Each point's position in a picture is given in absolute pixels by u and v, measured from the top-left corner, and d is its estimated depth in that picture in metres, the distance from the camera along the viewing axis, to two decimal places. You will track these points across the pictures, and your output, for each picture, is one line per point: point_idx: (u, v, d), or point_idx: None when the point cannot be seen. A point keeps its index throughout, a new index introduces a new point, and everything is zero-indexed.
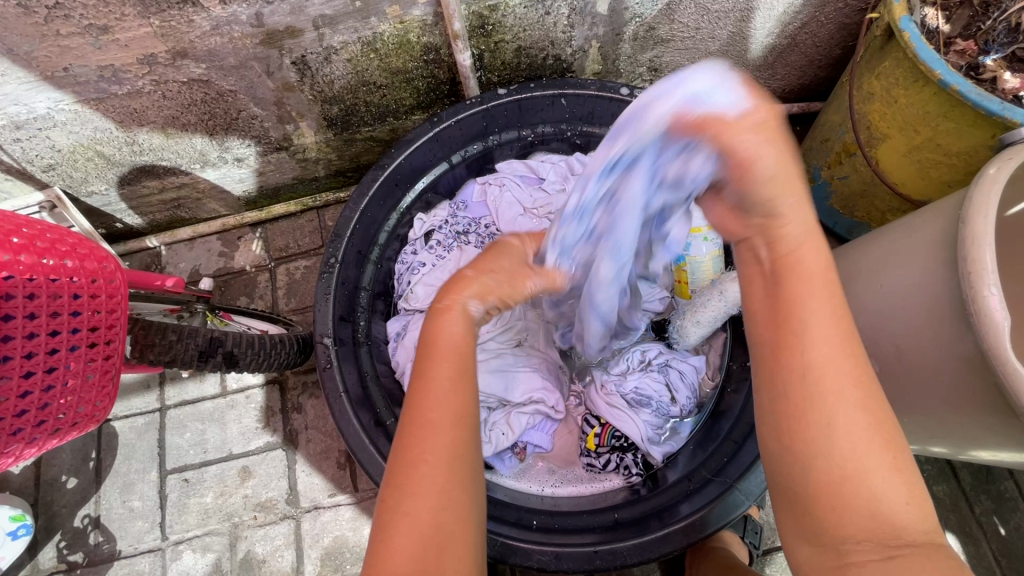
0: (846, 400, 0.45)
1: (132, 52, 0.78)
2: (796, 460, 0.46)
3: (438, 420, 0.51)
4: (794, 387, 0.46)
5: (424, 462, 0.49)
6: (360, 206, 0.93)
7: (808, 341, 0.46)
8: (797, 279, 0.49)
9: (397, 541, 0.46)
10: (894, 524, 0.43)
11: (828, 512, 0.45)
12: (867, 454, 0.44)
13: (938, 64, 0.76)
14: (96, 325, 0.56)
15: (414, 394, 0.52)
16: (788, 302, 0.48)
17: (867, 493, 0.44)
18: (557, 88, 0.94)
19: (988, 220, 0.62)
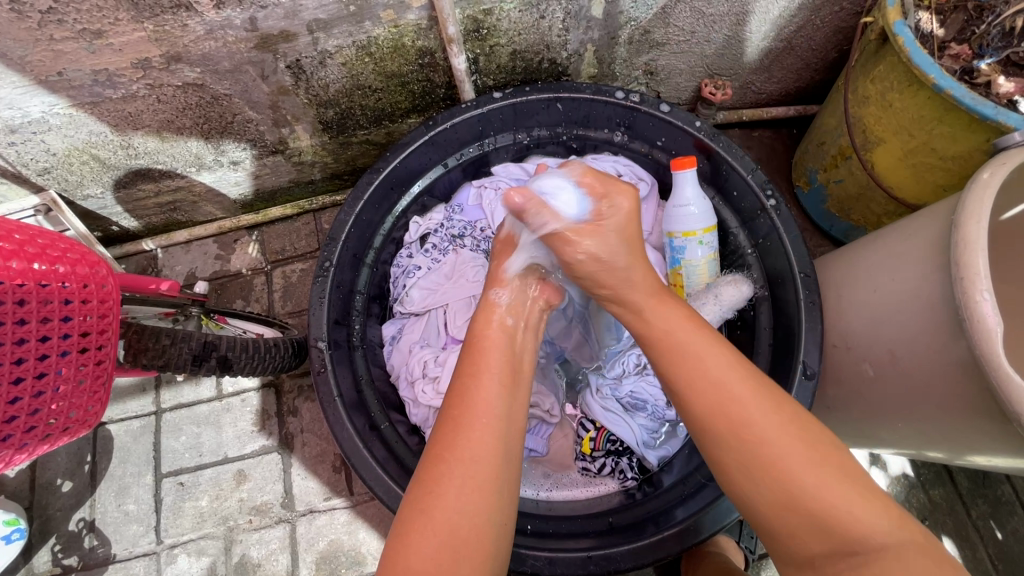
0: (768, 428, 0.54)
1: (127, 56, 0.78)
2: (750, 493, 0.54)
3: (470, 426, 0.56)
4: (723, 429, 0.55)
5: (449, 465, 0.54)
6: (354, 210, 0.93)
7: (725, 388, 0.57)
8: (683, 345, 0.61)
9: (417, 538, 0.51)
10: (860, 532, 0.49)
11: (796, 531, 0.52)
12: (814, 474, 0.52)
13: (932, 68, 0.76)
14: (88, 330, 0.56)
15: (450, 402, 0.58)
16: (695, 363, 0.59)
17: (822, 503, 0.51)
18: (553, 92, 0.94)
19: (980, 224, 0.62)
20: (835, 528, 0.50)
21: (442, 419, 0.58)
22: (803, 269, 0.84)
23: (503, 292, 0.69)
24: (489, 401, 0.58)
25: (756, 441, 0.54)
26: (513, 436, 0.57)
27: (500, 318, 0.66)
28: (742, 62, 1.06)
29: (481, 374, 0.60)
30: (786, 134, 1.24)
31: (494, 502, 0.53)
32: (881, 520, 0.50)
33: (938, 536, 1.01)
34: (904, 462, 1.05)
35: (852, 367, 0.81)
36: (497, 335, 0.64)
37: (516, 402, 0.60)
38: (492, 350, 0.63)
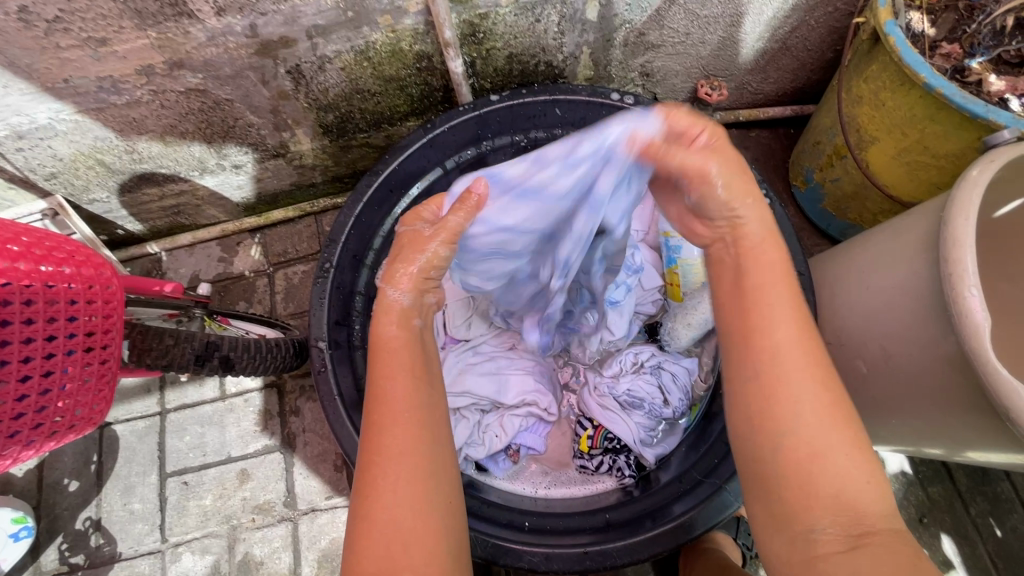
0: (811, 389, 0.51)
1: (131, 63, 0.79)
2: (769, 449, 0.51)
3: (392, 423, 0.55)
4: (762, 381, 0.52)
5: (379, 467, 0.53)
6: (354, 212, 0.95)
7: (776, 342, 0.52)
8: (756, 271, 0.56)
9: (364, 545, 0.50)
10: (861, 511, 0.48)
11: (802, 503, 0.49)
12: (839, 445, 0.50)
13: (923, 67, 0.77)
14: (93, 330, 0.58)
15: (375, 396, 0.56)
16: (761, 307, 0.54)
17: (834, 480, 0.49)
18: (551, 94, 0.96)
19: (967, 221, 0.62)
20: (843, 502, 0.48)
21: (367, 419, 0.56)
22: (797, 268, 0.85)
23: (403, 290, 0.62)
24: (407, 399, 0.56)
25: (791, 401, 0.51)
26: (434, 426, 0.56)
27: (401, 318, 0.62)
28: (737, 63, 1.07)
29: (396, 374, 0.57)
30: (782, 134, 1.24)
31: (431, 494, 0.53)
32: (879, 505, 0.48)
33: (936, 534, 1.02)
34: (902, 460, 1.05)
35: (846, 363, 0.82)
36: (401, 334, 0.61)
37: (429, 392, 0.58)
38: (403, 345, 0.60)
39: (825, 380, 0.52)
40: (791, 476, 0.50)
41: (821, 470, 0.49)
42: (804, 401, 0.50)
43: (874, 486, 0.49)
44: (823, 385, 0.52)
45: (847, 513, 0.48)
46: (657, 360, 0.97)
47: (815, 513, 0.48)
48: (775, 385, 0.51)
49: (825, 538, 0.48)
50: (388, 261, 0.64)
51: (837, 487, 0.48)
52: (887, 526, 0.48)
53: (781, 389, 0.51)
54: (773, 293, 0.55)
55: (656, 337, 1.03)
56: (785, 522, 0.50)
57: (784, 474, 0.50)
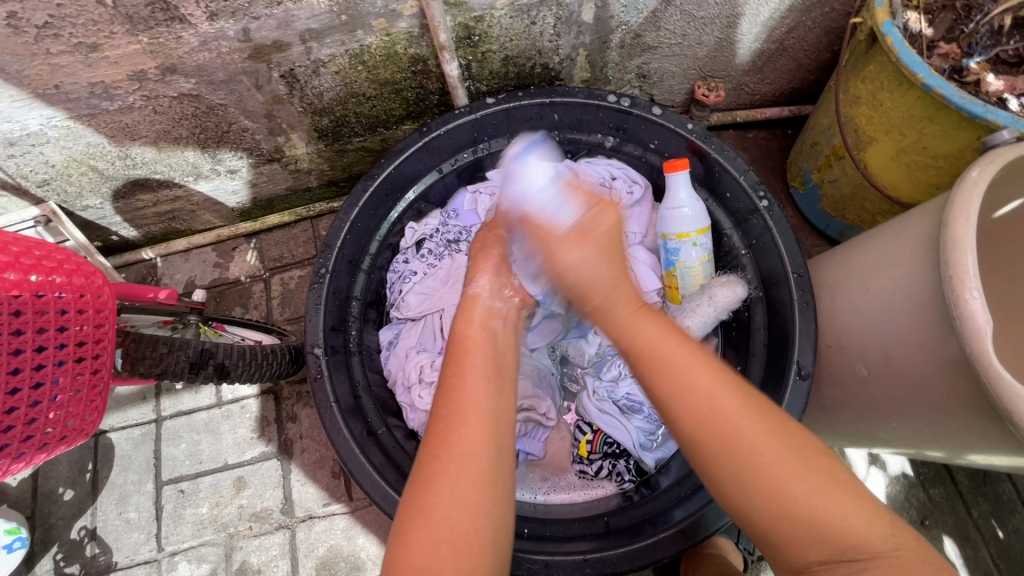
0: (739, 425, 0.52)
1: (122, 69, 0.79)
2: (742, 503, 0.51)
3: (463, 421, 0.55)
4: (703, 429, 0.52)
5: (441, 465, 0.53)
6: (350, 217, 0.93)
7: (684, 390, 0.54)
8: (638, 338, 0.58)
9: (414, 538, 0.51)
10: (854, 543, 0.47)
11: (792, 543, 0.49)
12: (785, 466, 0.50)
13: (921, 68, 0.76)
14: (84, 339, 0.57)
15: (452, 385, 0.58)
16: (664, 375, 0.55)
17: (813, 510, 0.49)
18: (546, 96, 0.95)
19: (968, 223, 0.62)
20: (826, 542, 0.48)
21: (432, 421, 0.57)
22: (796, 270, 0.85)
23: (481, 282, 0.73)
24: (478, 398, 0.57)
25: (736, 442, 0.51)
26: (500, 429, 0.56)
27: (479, 320, 0.66)
28: (734, 64, 1.07)
29: (469, 371, 0.59)
30: (781, 135, 1.24)
31: (490, 500, 0.52)
32: (876, 530, 0.48)
33: (939, 536, 1.01)
34: (903, 462, 1.05)
35: (846, 366, 0.81)
36: (477, 332, 0.64)
37: (502, 395, 0.58)
38: (477, 348, 0.62)
39: (746, 401, 0.53)
40: (775, 521, 0.50)
41: (800, 514, 0.49)
42: (740, 438, 0.51)
43: (859, 508, 0.49)
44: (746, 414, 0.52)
45: (835, 538, 0.48)
46: None
47: (806, 556, 0.49)
48: (721, 448, 0.51)
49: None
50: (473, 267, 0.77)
51: (801, 501, 0.49)
52: (900, 551, 0.47)
53: (727, 444, 0.51)
54: (656, 339, 0.58)
55: None
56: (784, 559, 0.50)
57: (768, 516, 0.50)
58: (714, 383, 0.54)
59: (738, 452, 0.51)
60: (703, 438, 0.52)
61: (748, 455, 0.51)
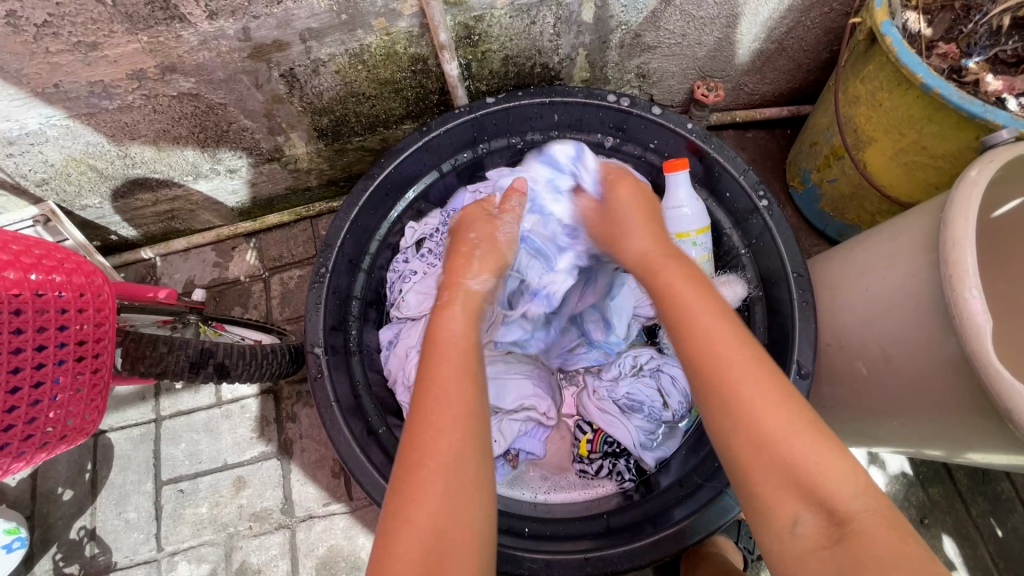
0: (740, 371, 0.53)
1: (122, 68, 0.79)
2: (727, 445, 0.52)
3: (443, 426, 0.55)
4: (702, 365, 0.54)
5: (427, 472, 0.53)
6: (350, 215, 0.93)
7: (696, 322, 0.57)
8: (661, 285, 0.62)
9: (399, 551, 0.50)
10: (827, 493, 0.47)
11: (773, 492, 0.49)
12: (780, 416, 0.50)
13: (921, 68, 0.76)
14: (84, 339, 0.57)
15: (428, 384, 0.57)
16: (682, 311, 0.58)
17: (794, 464, 0.49)
18: (545, 96, 0.95)
19: (968, 222, 0.62)
20: (802, 486, 0.48)
21: (412, 423, 0.56)
22: (796, 269, 0.85)
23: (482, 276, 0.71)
24: (462, 402, 0.56)
25: (728, 377, 0.53)
26: (485, 434, 0.56)
27: (463, 316, 0.65)
28: (733, 64, 1.07)
29: (449, 375, 0.57)
30: (780, 134, 1.24)
31: (474, 503, 0.53)
32: (852, 486, 0.48)
33: (938, 534, 1.01)
34: (902, 461, 1.05)
35: (846, 365, 0.81)
36: (460, 326, 0.63)
37: (486, 399, 0.58)
38: (456, 346, 0.61)
39: (752, 348, 0.55)
40: (755, 470, 0.50)
41: (780, 453, 0.49)
42: (743, 381, 0.52)
43: (836, 463, 0.49)
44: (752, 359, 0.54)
45: (819, 501, 0.48)
46: (656, 363, 0.97)
47: (788, 504, 0.48)
48: (716, 381, 0.53)
49: (807, 532, 0.47)
50: (444, 274, 0.71)
51: (789, 458, 0.49)
52: (876, 518, 0.47)
53: (721, 380, 0.53)
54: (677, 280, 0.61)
55: (656, 340, 1.04)
56: (766, 521, 0.50)
57: (753, 462, 0.50)
58: (722, 323, 0.56)
59: (741, 396, 0.52)
60: (705, 375, 0.54)
61: (743, 401, 0.51)
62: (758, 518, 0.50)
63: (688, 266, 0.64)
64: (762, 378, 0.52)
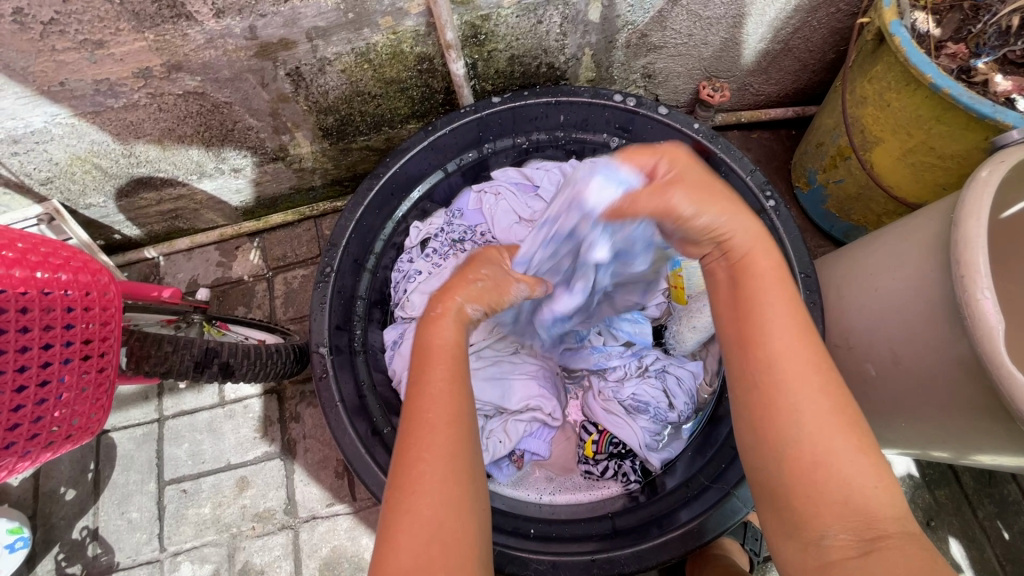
0: (806, 385, 0.49)
1: (128, 66, 0.78)
2: (773, 456, 0.49)
3: (443, 423, 0.53)
4: (768, 377, 0.50)
5: (427, 465, 0.51)
6: (355, 215, 0.93)
7: (769, 331, 0.51)
8: (748, 278, 0.54)
9: (402, 540, 0.48)
10: (870, 512, 0.46)
11: (812, 509, 0.47)
12: (833, 435, 0.48)
13: (930, 68, 0.76)
14: (90, 338, 0.57)
15: (417, 386, 0.55)
16: (756, 312, 0.52)
17: (841, 483, 0.47)
18: (551, 95, 0.94)
19: (980, 223, 0.62)
20: (849, 504, 0.46)
21: (409, 414, 0.54)
22: (803, 270, 0.84)
23: (474, 305, 0.62)
24: (455, 402, 0.54)
25: (795, 397, 0.49)
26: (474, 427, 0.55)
27: (454, 326, 0.60)
28: (739, 64, 1.07)
29: (436, 370, 0.56)
30: (785, 135, 1.24)
31: (470, 495, 0.51)
32: (890, 506, 0.47)
33: (945, 537, 1.01)
34: (909, 462, 1.05)
35: (854, 366, 0.81)
36: (450, 333, 0.59)
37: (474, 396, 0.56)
38: (448, 350, 0.58)
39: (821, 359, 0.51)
40: (796, 485, 0.48)
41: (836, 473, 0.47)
42: (806, 398, 0.48)
43: (875, 478, 0.47)
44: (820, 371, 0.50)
45: (859, 519, 0.46)
46: (661, 363, 0.98)
47: (823, 520, 0.47)
48: (774, 394, 0.49)
49: (836, 544, 0.46)
50: (439, 289, 0.63)
51: (841, 479, 0.47)
52: (909, 536, 0.46)
53: (785, 395, 0.49)
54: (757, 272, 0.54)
55: (662, 341, 1.02)
56: (796, 530, 0.48)
57: (795, 474, 0.48)
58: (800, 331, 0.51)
59: (804, 414, 0.48)
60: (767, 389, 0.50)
61: (805, 420, 0.48)
62: (787, 527, 0.49)
63: (772, 254, 0.56)
64: (832, 393, 0.49)
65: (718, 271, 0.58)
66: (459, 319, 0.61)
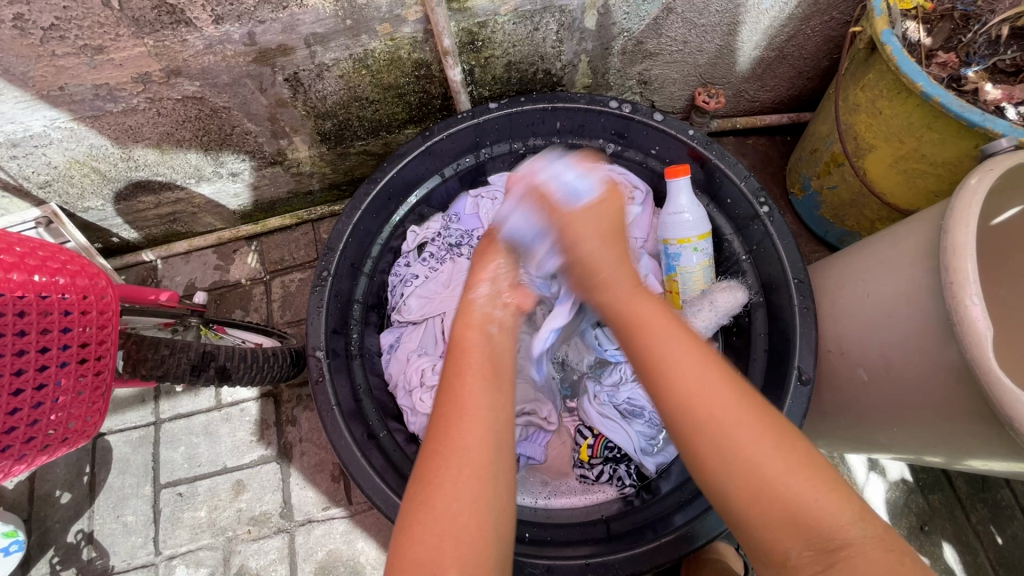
0: (724, 413, 0.52)
1: (127, 71, 0.79)
2: (719, 487, 0.51)
3: (464, 420, 0.57)
4: (693, 414, 0.53)
5: (444, 460, 0.54)
6: (352, 220, 0.93)
7: (669, 371, 0.55)
8: (645, 331, 0.60)
9: (417, 530, 0.51)
10: (826, 526, 0.47)
11: (770, 531, 0.48)
12: (762, 455, 0.50)
13: (920, 76, 0.77)
14: (87, 341, 0.57)
15: (449, 385, 0.61)
16: (657, 357, 0.57)
17: (789, 497, 0.48)
18: (548, 101, 0.95)
19: (968, 229, 0.63)
20: (802, 521, 0.47)
21: (438, 413, 0.59)
22: (796, 275, 0.85)
23: (480, 287, 0.75)
24: (479, 397, 0.59)
25: (718, 424, 0.52)
26: (503, 430, 0.58)
27: (477, 326, 0.69)
28: (734, 71, 1.08)
29: (468, 372, 0.62)
30: (779, 141, 1.25)
31: (491, 491, 0.53)
32: (847, 514, 0.47)
33: (938, 542, 1.01)
34: (902, 467, 1.05)
35: (847, 372, 0.81)
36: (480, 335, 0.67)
37: (504, 397, 0.60)
38: (477, 349, 0.65)
39: (735, 386, 0.55)
40: (752, 507, 0.49)
41: (762, 483, 0.49)
42: (729, 425, 0.51)
43: (827, 493, 0.48)
44: (736, 396, 0.53)
45: (817, 532, 0.47)
46: None
47: (781, 539, 0.48)
48: (702, 429, 0.52)
49: (802, 564, 0.47)
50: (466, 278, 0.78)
51: (784, 498, 0.48)
52: (875, 541, 0.46)
53: (712, 425, 0.52)
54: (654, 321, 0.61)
55: None
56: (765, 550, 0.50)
57: (750, 498, 0.49)
58: (706, 365, 0.56)
59: (731, 443, 0.51)
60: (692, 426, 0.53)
61: (734, 447, 0.50)
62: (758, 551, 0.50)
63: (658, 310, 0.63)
64: (749, 416, 0.52)
65: (622, 326, 0.63)
66: (467, 309, 0.72)
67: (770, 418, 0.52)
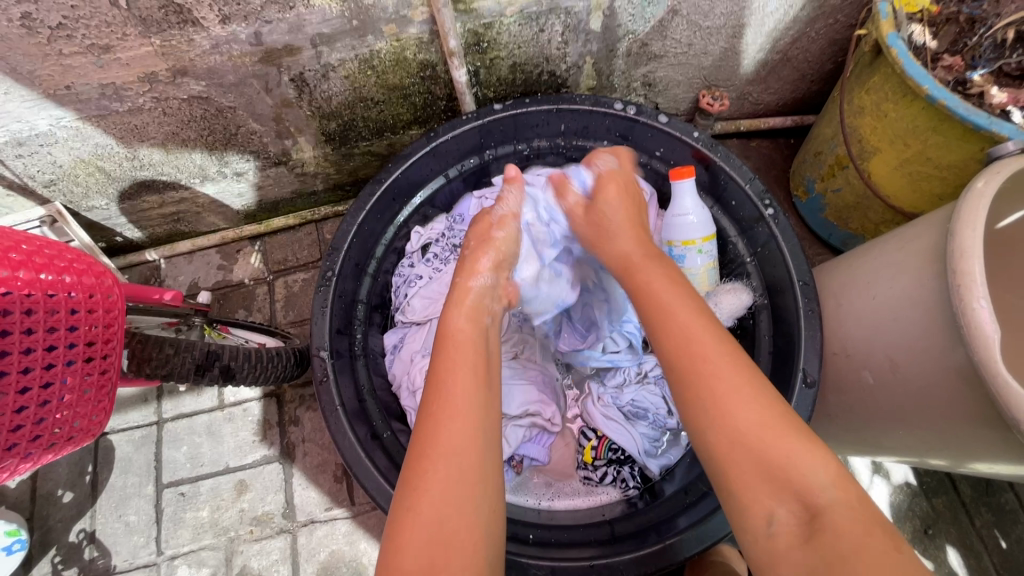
0: (712, 365, 0.56)
1: (134, 70, 0.79)
2: (702, 438, 0.55)
3: (453, 416, 0.57)
4: (684, 359, 0.58)
5: (430, 463, 0.54)
6: (357, 221, 0.93)
7: (672, 320, 0.61)
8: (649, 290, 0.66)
9: (406, 538, 0.51)
10: (802, 486, 0.49)
11: (748, 488, 0.51)
12: (742, 407, 0.53)
13: (927, 80, 0.77)
14: (93, 339, 0.57)
15: (436, 383, 0.60)
16: (661, 310, 0.63)
17: (767, 453, 0.51)
18: (553, 103, 0.95)
19: (976, 232, 0.63)
20: (777, 479, 0.50)
21: (424, 414, 0.59)
22: (801, 278, 0.85)
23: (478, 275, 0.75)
24: (465, 394, 0.59)
25: (709, 371, 0.56)
26: (490, 425, 0.58)
27: (469, 313, 0.70)
28: (738, 73, 1.08)
29: (456, 369, 0.61)
30: (783, 144, 1.25)
31: (478, 493, 0.53)
32: (822, 479, 0.49)
33: (942, 545, 1.01)
34: (906, 471, 1.05)
35: (852, 374, 0.81)
36: (469, 328, 0.67)
37: (492, 391, 0.61)
38: (464, 343, 0.65)
39: (724, 345, 0.58)
40: (733, 462, 0.52)
41: (745, 436, 0.52)
42: (717, 373, 0.56)
43: (806, 453, 0.51)
44: (722, 355, 0.57)
45: (793, 494, 0.49)
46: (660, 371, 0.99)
47: (762, 497, 0.50)
48: (692, 372, 0.56)
49: (781, 529, 0.49)
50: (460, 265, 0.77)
51: (764, 455, 0.51)
52: (844, 508, 0.48)
53: (700, 372, 0.56)
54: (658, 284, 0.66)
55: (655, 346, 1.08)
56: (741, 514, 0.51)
57: (729, 449, 0.52)
58: (700, 321, 0.60)
59: (714, 394, 0.55)
60: (685, 371, 0.57)
61: (719, 397, 0.54)
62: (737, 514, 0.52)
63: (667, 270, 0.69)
64: (735, 371, 0.56)
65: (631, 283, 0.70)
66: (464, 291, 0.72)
67: (751, 374, 0.56)
